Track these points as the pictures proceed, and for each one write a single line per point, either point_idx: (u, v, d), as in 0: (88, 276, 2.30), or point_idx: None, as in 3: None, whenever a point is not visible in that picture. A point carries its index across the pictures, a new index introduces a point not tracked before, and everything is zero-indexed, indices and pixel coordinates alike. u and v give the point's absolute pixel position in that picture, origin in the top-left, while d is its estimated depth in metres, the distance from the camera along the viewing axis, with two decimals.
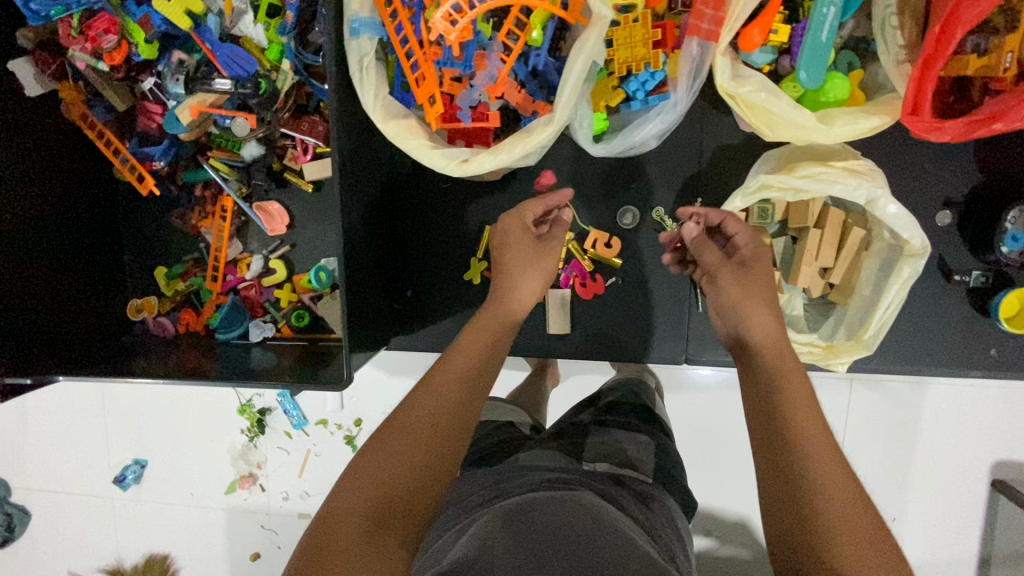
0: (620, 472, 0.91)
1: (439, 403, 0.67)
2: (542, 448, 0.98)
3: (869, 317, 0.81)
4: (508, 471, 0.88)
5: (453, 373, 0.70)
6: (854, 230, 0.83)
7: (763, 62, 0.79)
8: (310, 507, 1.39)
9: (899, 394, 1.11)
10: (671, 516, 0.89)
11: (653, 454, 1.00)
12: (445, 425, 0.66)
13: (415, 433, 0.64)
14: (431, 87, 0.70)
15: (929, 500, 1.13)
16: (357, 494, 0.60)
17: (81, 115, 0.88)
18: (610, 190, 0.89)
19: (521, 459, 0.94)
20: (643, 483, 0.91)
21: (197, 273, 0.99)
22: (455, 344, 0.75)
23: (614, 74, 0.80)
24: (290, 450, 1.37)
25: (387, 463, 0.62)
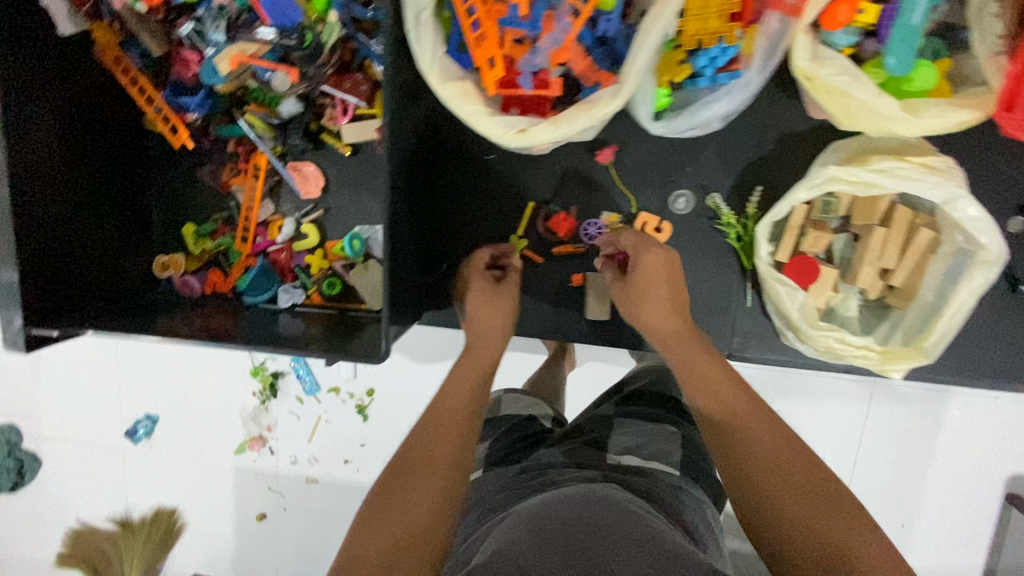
0: (646, 466, 0.91)
1: (444, 437, 0.69)
2: (563, 444, 0.98)
3: (930, 325, 0.77)
4: (529, 469, 0.88)
5: (457, 403, 0.73)
6: (922, 231, 0.78)
7: (847, 44, 0.73)
8: (317, 473, 1.38)
9: (925, 403, 1.08)
10: (703, 510, 0.87)
11: (679, 446, 0.98)
12: (454, 457, 0.68)
13: (425, 467, 0.66)
14: (492, 48, 0.65)
15: (940, 510, 1.12)
16: (378, 539, 0.59)
17: (115, 59, 0.84)
18: (663, 172, 0.85)
19: (541, 456, 0.94)
20: (670, 475, 0.90)
21: (226, 233, 0.95)
22: (452, 378, 0.77)
23: (681, 48, 0.75)
24: (301, 415, 1.35)
25: (404, 502, 0.62)
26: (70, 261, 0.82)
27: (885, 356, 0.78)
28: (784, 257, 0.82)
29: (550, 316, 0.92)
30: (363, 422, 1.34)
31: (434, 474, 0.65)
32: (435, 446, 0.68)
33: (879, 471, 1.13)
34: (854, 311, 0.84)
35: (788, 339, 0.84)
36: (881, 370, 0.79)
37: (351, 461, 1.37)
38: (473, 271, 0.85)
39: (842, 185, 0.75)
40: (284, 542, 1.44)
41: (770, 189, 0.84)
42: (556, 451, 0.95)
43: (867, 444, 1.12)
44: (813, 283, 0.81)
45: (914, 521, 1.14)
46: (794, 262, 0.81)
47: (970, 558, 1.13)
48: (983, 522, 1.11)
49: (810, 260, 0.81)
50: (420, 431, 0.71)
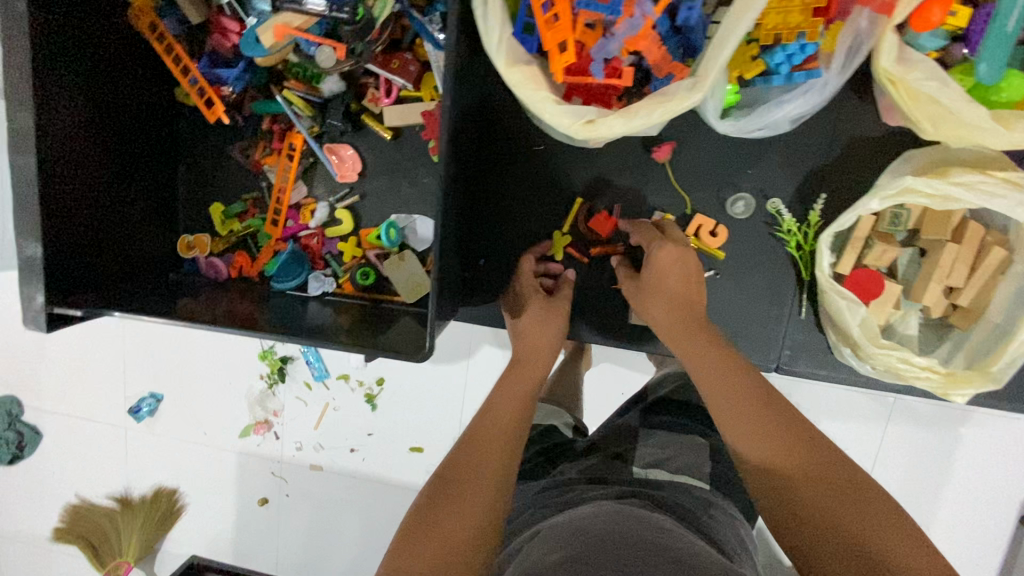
0: (676, 481, 0.84)
1: (493, 447, 0.67)
2: (586, 458, 0.92)
3: (1001, 348, 0.73)
4: (555, 486, 0.84)
5: (505, 414, 0.71)
6: (995, 250, 0.74)
7: (933, 47, 0.69)
8: (322, 460, 1.35)
9: (957, 425, 1.04)
10: (737, 528, 0.80)
11: (709, 459, 0.92)
12: (498, 471, 0.64)
13: (474, 478, 0.63)
14: (565, 32, 0.61)
15: (962, 537, 1.08)
16: (424, 550, 0.56)
17: (150, 24, 0.79)
18: (721, 173, 0.81)
19: (566, 471, 0.90)
20: (702, 490, 0.84)
21: (255, 215, 0.91)
22: (498, 387, 0.75)
23: (756, 43, 0.71)
24: (308, 402, 1.31)
25: (451, 513, 0.59)
26: (95, 237, 0.78)
27: (950, 379, 0.75)
28: (845, 269, 0.78)
29: (587, 317, 0.88)
30: (371, 412, 1.30)
31: (478, 488, 0.62)
32: (479, 459, 0.65)
33: (901, 491, 1.09)
34: (914, 329, 0.81)
35: (843, 355, 0.81)
36: (942, 393, 0.75)
37: (356, 450, 1.33)
38: (527, 287, 0.82)
39: (919, 197, 0.70)
40: (285, 528, 1.41)
41: (834, 198, 0.80)
42: (581, 464, 0.90)
43: (884, 462, 1.08)
44: (874, 298, 0.78)
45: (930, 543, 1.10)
46: (858, 276, 0.77)
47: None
48: (1005, 552, 1.07)
49: (873, 273, 0.77)
50: (464, 443, 0.68)
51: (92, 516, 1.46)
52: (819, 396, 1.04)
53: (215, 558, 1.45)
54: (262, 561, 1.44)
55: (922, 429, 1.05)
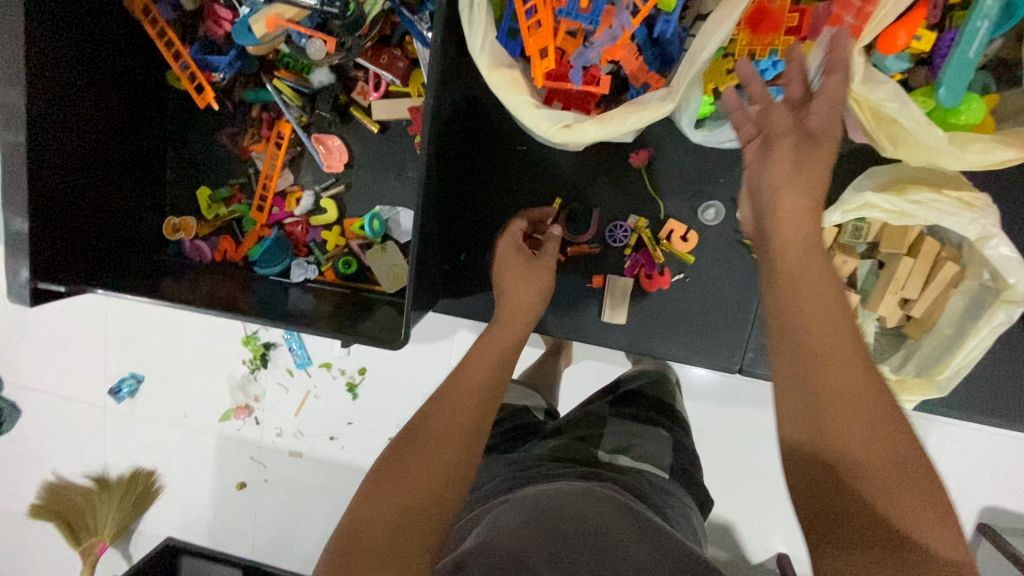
0: (637, 466, 0.87)
1: (461, 405, 0.67)
2: (554, 439, 0.95)
3: (947, 358, 0.77)
4: (526, 462, 0.86)
5: (477, 372, 0.70)
6: (947, 265, 0.78)
7: (897, 69, 0.72)
8: (302, 447, 1.37)
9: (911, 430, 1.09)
10: (688, 516, 0.84)
11: (670, 450, 0.95)
12: (467, 435, 0.65)
13: (441, 436, 0.64)
14: (546, 39, 0.64)
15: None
16: (387, 504, 0.58)
17: (144, 8, 0.80)
18: (695, 180, 0.84)
19: (536, 448, 0.93)
20: (660, 477, 0.87)
21: (241, 200, 0.93)
22: (475, 343, 0.74)
23: (731, 57, 0.74)
24: (289, 388, 1.33)
25: (415, 468, 0.61)
26: (83, 214, 0.80)
27: (897, 384, 0.79)
28: None
29: (563, 314, 0.91)
30: (351, 400, 1.32)
31: (444, 443, 0.63)
32: (449, 420, 0.65)
33: None
34: (871, 337, 0.85)
35: None
36: (892, 399, 0.80)
37: (336, 438, 1.35)
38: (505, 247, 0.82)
39: (876, 212, 0.74)
40: (261, 511, 1.42)
41: None
42: (549, 445, 0.93)
43: None
44: None
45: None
46: None
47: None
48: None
49: (834, 282, 0.81)
50: (435, 402, 0.68)
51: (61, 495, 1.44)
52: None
53: (190, 539, 1.46)
54: (239, 544, 1.45)
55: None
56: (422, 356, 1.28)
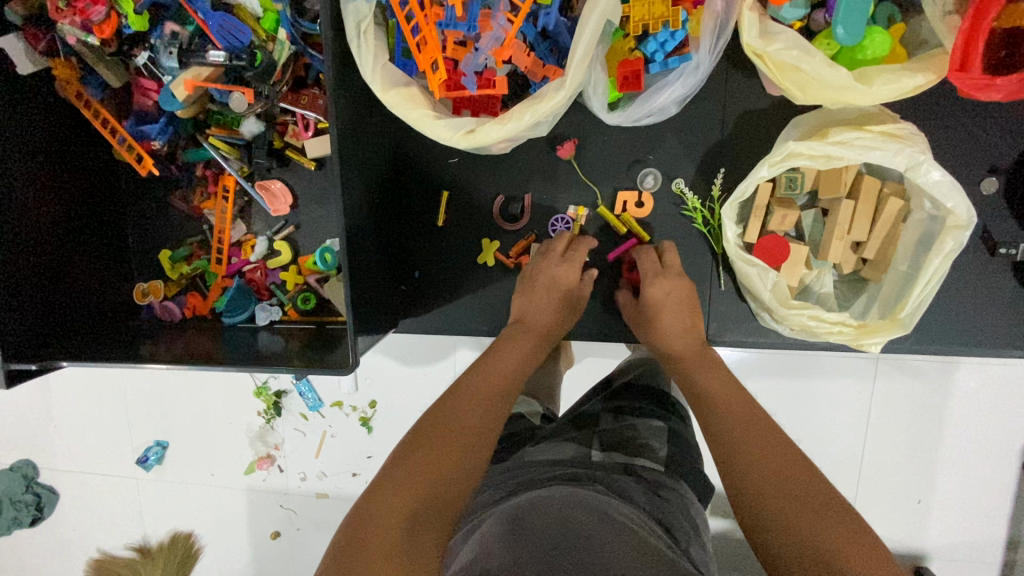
0: (629, 459, 0.87)
1: (480, 407, 0.70)
2: (549, 440, 0.93)
3: (905, 295, 0.75)
4: (512, 471, 0.85)
5: (496, 379, 0.75)
6: (891, 201, 0.76)
7: (795, 18, 0.71)
8: (328, 488, 1.39)
9: (924, 373, 1.06)
10: (687, 507, 0.82)
11: (668, 441, 0.93)
12: (473, 438, 0.67)
13: (455, 429, 0.67)
14: (434, 52, 0.65)
15: (951, 484, 1.09)
16: (406, 484, 0.60)
17: (76, 94, 0.84)
18: (625, 161, 0.85)
19: (528, 453, 0.91)
20: (653, 472, 0.86)
21: (201, 256, 0.97)
22: (494, 350, 0.79)
23: (629, 36, 0.75)
24: (307, 432, 1.36)
25: (433, 453, 0.63)
26: (43, 293, 0.83)
27: (862, 330, 0.76)
28: (752, 238, 0.81)
29: None
30: (367, 435, 1.34)
31: (463, 433, 0.66)
32: (451, 421, 0.68)
33: (875, 448, 1.10)
34: (829, 287, 0.83)
35: (765, 320, 0.83)
36: (857, 345, 0.77)
37: (358, 474, 1.37)
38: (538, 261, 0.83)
39: (802, 160, 0.73)
40: (297, 558, 1.44)
41: (735, 170, 0.83)
42: (543, 448, 0.91)
43: (853, 421, 1.09)
44: (784, 262, 0.80)
45: (931, 496, 1.10)
46: (764, 241, 0.80)
47: (973, 526, 1.10)
48: (997, 492, 1.08)
49: (779, 238, 0.79)
50: (438, 407, 0.70)
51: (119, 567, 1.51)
52: (785, 364, 1.05)
53: None
54: None
55: (882, 379, 1.07)
56: (426, 382, 1.29)
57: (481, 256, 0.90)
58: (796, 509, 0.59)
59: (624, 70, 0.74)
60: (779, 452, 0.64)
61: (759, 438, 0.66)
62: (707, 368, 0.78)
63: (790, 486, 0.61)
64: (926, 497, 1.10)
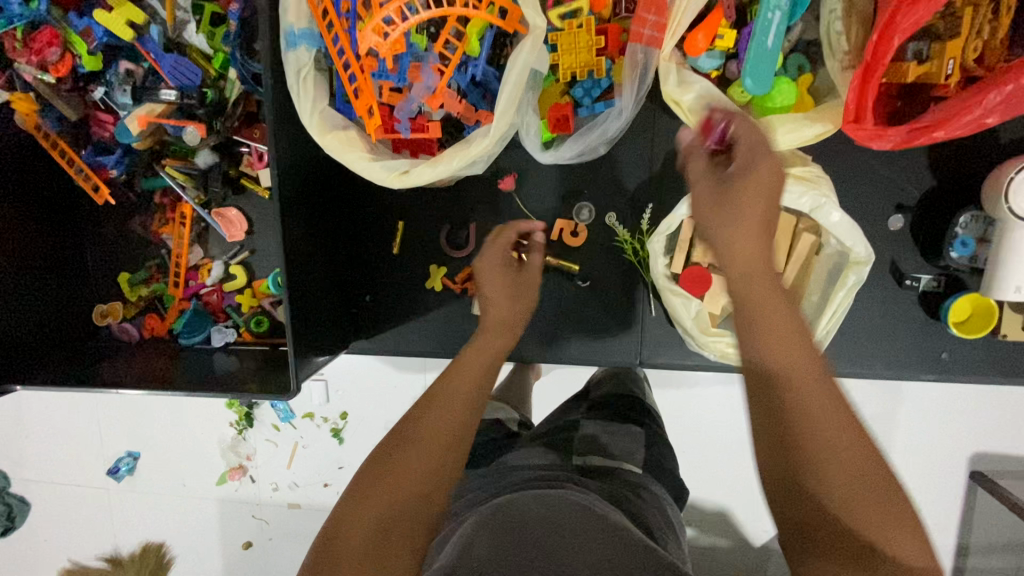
0: (605, 465, 0.82)
1: (451, 418, 0.66)
2: (529, 446, 0.89)
3: (815, 324, 0.81)
4: (493, 476, 0.80)
5: (469, 383, 0.69)
6: (804, 236, 0.82)
7: (710, 67, 0.78)
8: (299, 497, 1.41)
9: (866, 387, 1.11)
10: (663, 506, 0.80)
11: (643, 446, 0.90)
12: (451, 442, 0.64)
13: (425, 442, 0.63)
14: (369, 100, 0.70)
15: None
16: (371, 505, 0.59)
17: (34, 126, 0.86)
18: (562, 194, 0.90)
19: (509, 458, 0.87)
20: (632, 473, 0.82)
21: (160, 279, 1.00)
22: (464, 355, 0.74)
23: (559, 81, 0.80)
24: (278, 442, 1.39)
25: (400, 471, 0.61)
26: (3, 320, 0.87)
27: None
28: (678, 268, 0.86)
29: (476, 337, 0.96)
30: (339, 445, 1.37)
31: (432, 449, 0.63)
32: (434, 425, 0.65)
33: None
34: None
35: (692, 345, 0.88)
36: None
37: (330, 484, 1.39)
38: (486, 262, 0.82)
39: None
40: (268, 566, 1.47)
41: (665, 204, 0.89)
42: (524, 454, 0.86)
43: None
44: (707, 291, 0.85)
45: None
46: (688, 272, 0.85)
47: None
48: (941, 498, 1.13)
49: (703, 269, 0.84)
50: (417, 409, 0.67)
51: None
52: (734, 381, 1.10)
53: None
54: None
55: None
56: (393, 394, 1.32)
57: (430, 282, 0.94)
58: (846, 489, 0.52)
59: (554, 112, 0.79)
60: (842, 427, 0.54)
61: (828, 421, 0.54)
62: (785, 338, 0.58)
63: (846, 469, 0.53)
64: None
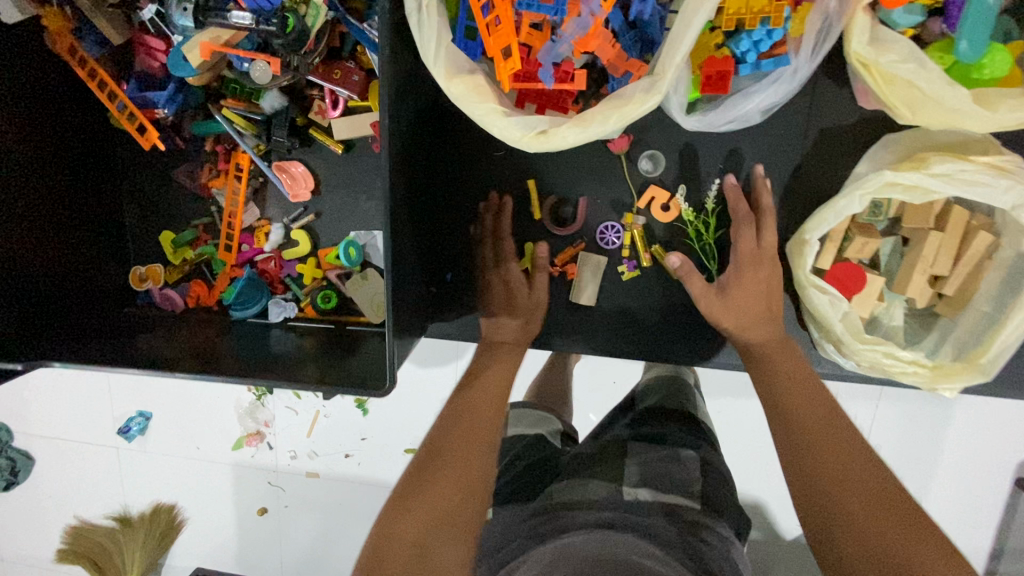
0: (665, 500, 0.67)
1: (482, 421, 0.65)
2: (573, 477, 0.74)
3: (988, 339, 0.69)
4: (544, 515, 0.66)
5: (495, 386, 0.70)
6: (980, 235, 0.70)
7: (908, 25, 0.63)
8: (319, 467, 1.26)
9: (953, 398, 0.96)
10: (730, 552, 0.63)
11: (701, 474, 0.73)
12: (483, 440, 0.63)
13: (466, 444, 0.63)
14: (508, 36, 0.55)
15: (960, 509, 1.00)
16: (414, 514, 0.57)
17: (69, 49, 0.72)
18: (688, 169, 0.77)
19: (557, 489, 0.72)
20: (690, 511, 0.66)
21: (208, 241, 0.87)
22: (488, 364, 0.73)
23: (719, 30, 0.65)
24: (299, 410, 1.23)
25: (440, 474, 0.60)
26: (17, 276, 0.72)
27: (936, 372, 0.71)
28: (825, 265, 0.74)
29: (570, 327, 0.84)
30: (362, 417, 1.22)
31: (473, 450, 0.62)
32: (473, 426, 0.65)
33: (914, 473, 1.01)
34: (900, 320, 0.78)
35: (828, 351, 0.77)
36: (930, 388, 0.72)
37: (351, 455, 1.24)
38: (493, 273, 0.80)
39: (897, 190, 0.66)
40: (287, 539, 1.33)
41: (811, 189, 0.76)
42: (573, 484, 0.72)
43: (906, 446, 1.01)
44: (857, 292, 0.74)
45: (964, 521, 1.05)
46: (836, 270, 0.74)
47: None
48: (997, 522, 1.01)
49: (857, 267, 0.74)
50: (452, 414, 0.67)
51: (95, 539, 1.31)
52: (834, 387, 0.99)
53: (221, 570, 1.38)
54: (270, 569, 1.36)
55: None
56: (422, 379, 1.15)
57: (520, 261, 0.82)
58: (860, 501, 0.56)
59: (709, 68, 0.65)
60: (841, 444, 0.61)
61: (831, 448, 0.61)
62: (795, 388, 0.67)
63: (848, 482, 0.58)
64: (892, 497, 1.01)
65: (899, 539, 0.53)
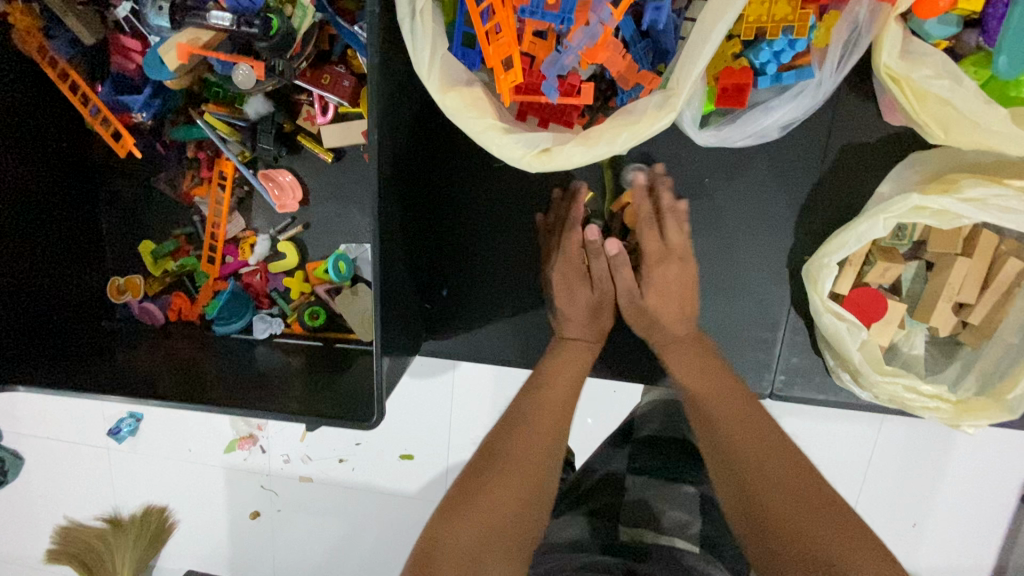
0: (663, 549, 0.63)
1: (541, 427, 0.61)
2: (566, 519, 0.69)
3: (1016, 371, 0.65)
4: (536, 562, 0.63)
5: (560, 389, 0.65)
6: (1009, 262, 0.66)
7: (942, 36, 0.58)
8: (314, 472, 1.06)
9: None
10: None
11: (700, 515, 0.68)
12: (543, 449, 0.60)
13: (524, 448, 0.59)
14: (510, 46, 0.51)
15: None
16: (467, 518, 0.53)
17: (38, 49, 0.67)
18: (700, 186, 0.73)
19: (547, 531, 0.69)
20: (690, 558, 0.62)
21: (190, 252, 0.82)
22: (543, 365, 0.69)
23: (738, 38, 0.60)
24: None
25: (497, 480, 0.56)
26: None
27: (961, 408, 0.67)
28: (843, 289, 0.70)
29: None
30: None
31: (532, 456, 0.59)
32: (529, 431, 0.61)
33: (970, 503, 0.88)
34: (920, 349, 0.74)
35: (844, 380, 0.73)
36: (953, 424, 0.68)
37: (346, 460, 1.04)
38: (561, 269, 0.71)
39: (924, 215, 0.62)
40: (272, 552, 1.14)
41: (830, 209, 0.72)
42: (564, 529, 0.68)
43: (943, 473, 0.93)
44: (878, 320, 0.69)
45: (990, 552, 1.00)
46: (856, 295, 0.69)
47: None
48: None
49: (876, 292, 0.69)
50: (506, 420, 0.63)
51: (85, 540, 1.15)
52: None
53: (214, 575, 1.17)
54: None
55: None
56: (414, 393, 0.99)
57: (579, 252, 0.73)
58: (803, 500, 0.51)
59: (726, 80, 0.60)
60: (778, 440, 0.57)
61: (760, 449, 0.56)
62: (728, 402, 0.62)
63: (786, 475, 0.53)
64: (927, 522, 0.89)
65: (835, 537, 0.48)
